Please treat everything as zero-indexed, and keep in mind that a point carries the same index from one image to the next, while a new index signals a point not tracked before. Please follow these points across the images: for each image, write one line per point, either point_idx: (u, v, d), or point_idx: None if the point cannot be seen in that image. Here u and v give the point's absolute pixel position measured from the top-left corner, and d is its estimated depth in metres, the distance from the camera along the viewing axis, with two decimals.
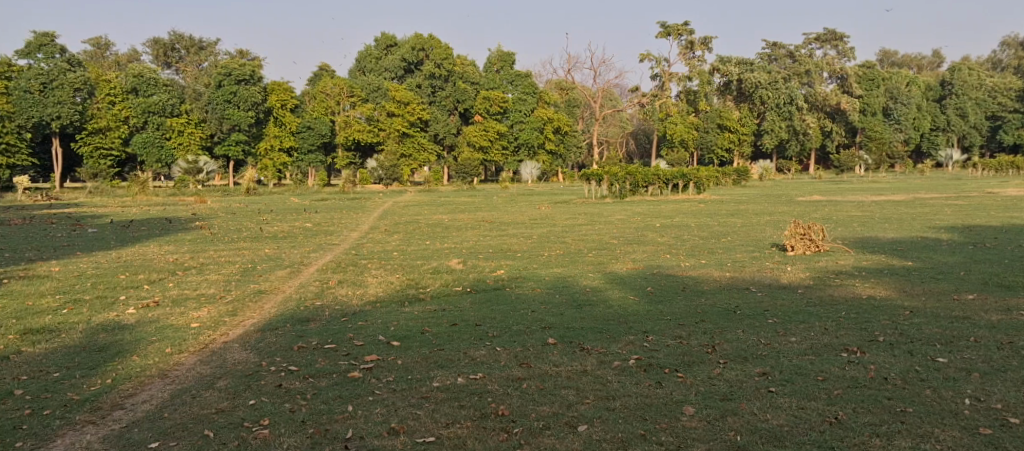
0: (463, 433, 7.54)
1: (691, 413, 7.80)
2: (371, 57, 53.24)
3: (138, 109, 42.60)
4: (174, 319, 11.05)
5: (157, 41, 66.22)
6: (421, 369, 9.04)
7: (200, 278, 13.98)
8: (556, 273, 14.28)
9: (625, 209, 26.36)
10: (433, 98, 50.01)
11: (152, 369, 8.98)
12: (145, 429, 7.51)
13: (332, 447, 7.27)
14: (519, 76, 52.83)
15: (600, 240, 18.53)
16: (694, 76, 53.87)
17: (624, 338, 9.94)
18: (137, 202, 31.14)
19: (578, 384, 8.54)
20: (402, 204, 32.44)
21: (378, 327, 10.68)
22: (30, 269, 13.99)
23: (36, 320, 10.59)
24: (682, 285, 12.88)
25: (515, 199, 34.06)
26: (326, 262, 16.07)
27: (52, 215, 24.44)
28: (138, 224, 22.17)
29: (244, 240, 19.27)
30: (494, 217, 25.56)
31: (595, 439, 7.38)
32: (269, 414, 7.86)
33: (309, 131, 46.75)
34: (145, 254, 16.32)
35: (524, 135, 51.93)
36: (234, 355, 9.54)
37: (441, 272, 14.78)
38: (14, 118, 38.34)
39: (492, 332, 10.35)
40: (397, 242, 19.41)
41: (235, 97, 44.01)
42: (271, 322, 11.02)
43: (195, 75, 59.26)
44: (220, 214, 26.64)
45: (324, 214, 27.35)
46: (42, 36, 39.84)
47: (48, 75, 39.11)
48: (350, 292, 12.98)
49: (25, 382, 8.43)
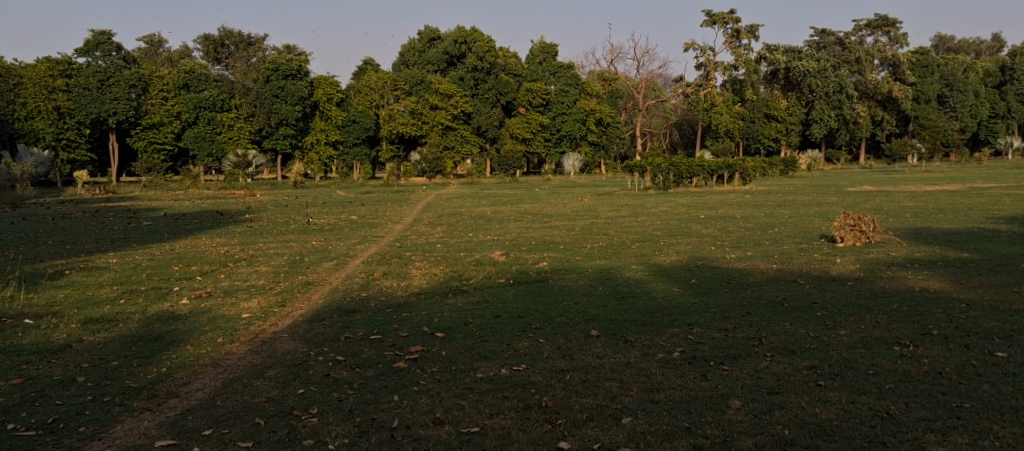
0: (507, 424, 7.62)
1: (737, 406, 7.77)
2: (414, 50, 53.82)
3: (190, 105, 43.54)
4: (226, 309, 11.34)
5: (207, 37, 67.48)
6: (466, 359, 9.15)
7: (250, 270, 14.30)
8: (600, 265, 14.28)
9: (669, 200, 26.17)
10: (476, 91, 50.06)
11: (205, 358, 9.23)
12: (198, 416, 7.72)
13: (379, 435, 7.39)
14: (561, 68, 52.49)
15: (644, 231, 18.44)
16: (740, 65, 53.17)
17: (668, 331, 9.91)
18: (189, 196, 31.90)
19: (622, 376, 8.55)
20: (445, 197, 32.62)
21: (422, 319, 10.82)
22: (89, 260, 14.44)
23: (96, 310, 10.95)
24: (727, 277, 12.78)
25: (558, 191, 34.06)
26: (371, 254, 16.30)
27: (107, 208, 25.12)
28: (190, 217, 22.67)
29: (292, 233, 19.61)
30: (537, 209, 25.61)
31: (639, 431, 7.39)
32: (318, 402, 8.03)
33: (355, 124, 46.97)
34: (197, 246, 16.72)
35: (567, 126, 51.79)
36: (284, 345, 9.76)
37: (484, 264, 14.87)
38: (75, 114, 40.16)
39: (536, 324, 10.41)
40: (441, 235, 19.57)
41: (281, 92, 44.66)
42: (319, 313, 11.23)
43: (243, 70, 60.31)
44: (269, 206, 27.15)
45: (369, 206, 27.67)
46: (99, 34, 40.86)
47: (105, 72, 40.27)
48: (395, 284, 13.14)
49: (86, 369, 8.72)
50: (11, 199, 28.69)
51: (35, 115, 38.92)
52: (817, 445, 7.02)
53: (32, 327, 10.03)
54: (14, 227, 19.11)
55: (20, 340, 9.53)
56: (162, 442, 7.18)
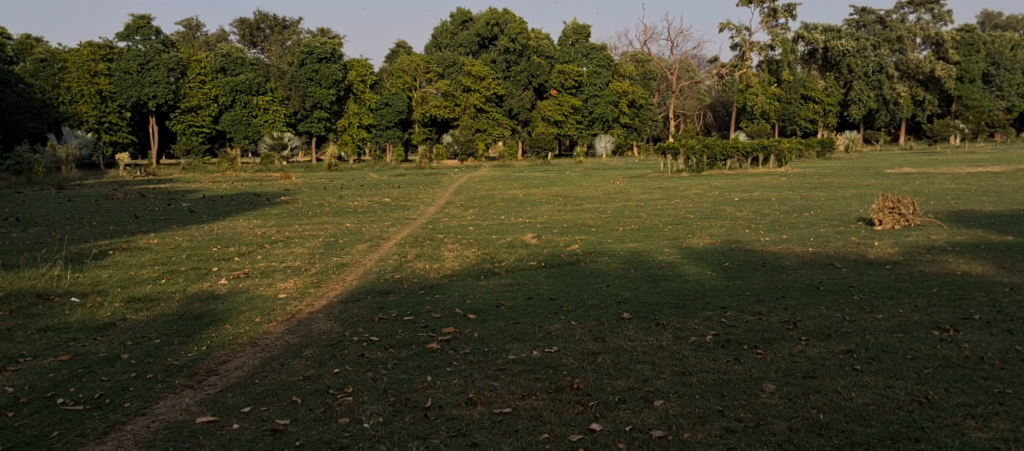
0: (539, 405, 7.69)
1: (771, 390, 7.77)
2: (446, 33, 53.63)
3: (227, 88, 43.98)
4: (263, 289, 11.58)
5: (243, 20, 68.08)
6: (497, 342, 9.23)
7: (286, 251, 14.51)
8: (631, 248, 14.28)
9: (702, 183, 26.02)
10: (507, 73, 50.27)
11: (243, 338, 9.41)
12: (237, 394, 7.90)
13: (412, 415, 7.51)
14: (595, 49, 51.71)
15: (676, 214, 18.32)
16: (777, 45, 52.32)
17: (700, 314, 9.91)
18: (227, 178, 32.34)
19: (654, 359, 8.58)
20: (478, 180, 32.70)
21: (455, 300, 10.93)
22: (131, 241, 14.74)
23: (138, 289, 11.23)
24: (762, 260, 12.70)
25: (590, 174, 34.05)
26: (404, 237, 16.43)
27: (148, 190, 25.53)
28: (227, 199, 22.97)
29: (327, 215, 19.80)
30: (568, 192, 25.58)
31: (671, 414, 7.42)
32: (352, 382, 8.16)
33: (387, 107, 47.09)
34: (235, 228, 16.99)
35: (599, 109, 51.27)
36: (319, 326, 9.91)
37: (516, 246, 14.94)
38: (116, 98, 40.60)
39: (567, 306, 10.46)
40: (472, 217, 19.66)
41: (316, 75, 45.01)
42: (353, 294, 11.40)
43: (278, 54, 60.80)
44: (304, 189, 27.48)
45: (401, 189, 27.79)
46: (139, 18, 41.48)
47: (145, 57, 40.95)
48: (427, 266, 13.26)
49: (129, 347, 8.95)
50: (56, 181, 29.33)
51: (79, 99, 39.85)
52: (852, 429, 7.01)
53: (78, 306, 10.29)
54: (59, 208, 19.54)
55: (67, 318, 9.79)
56: (203, 419, 7.35)
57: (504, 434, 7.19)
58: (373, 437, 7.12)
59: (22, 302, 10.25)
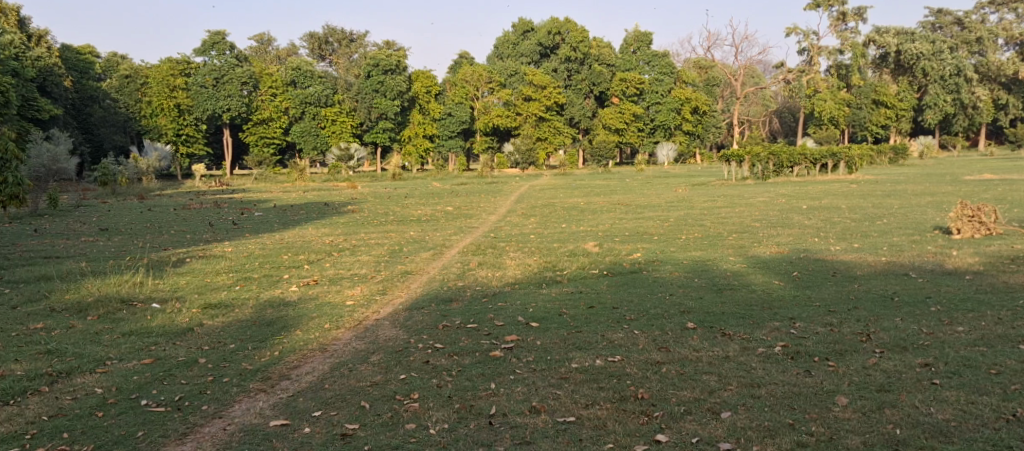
0: (603, 415, 7.70)
1: (844, 403, 7.64)
2: (508, 43, 54.15)
3: (297, 101, 45.19)
4: (331, 296, 11.83)
5: (312, 34, 69.70)
6: (560, 350, 9.26)
7: (353, 259, 14.81)
8: (695, 257, 14.16)
9: (769, 190, 25.66)
10: (569, 82, 50.41)
11: (314, 343, 9.66)
12: (309, 398, 8.11)
13: (477, 422, 7.60)
14: (656, 56, 51.31)
15: (741, 222, 18.08)
16: (847, 50, 51.14)
17: (768, 325, 9.77)
18: (297, 188, 33.26)
19: (720, 370, 8.50)
20: (538, 188, 32.82)
21: (517, 308, 11.00)
22: (206, 249, 15.24)
23: (214, 295, 11.63)
24: (832, 269, 12.45)
25: (652, 182, 33.89)
26: (467, 245, 16.59)
27: (222, 199, 26.35)
28: (297, 208, 23.57)
29: (391, 224, 20.13)
30: (630, 200, 25.49)
31: (739, 427, 7.38)
32: (418, 388, 8.30)
33: (450, 117, 47.72)
34: (304, 236, 17.42)
35: (660, 116, 50.90)
36: (385, 332, 10.09)
37: (578, 255, 14.94)
38: (193, 111, 42.06)
39: (630, 315, 10.43)
40: (534, 225, 19.76)
41: (381, 87, 45.56)
42: (418, 301, 11.56)
43: (346, 66, 62.19)
44: (369, 198, 28.05)
45: (463, 198, 28.10)
46: (215, 34, 42.87)
47: (220, 71, 42.30)
48: (490, 274, 13.37)
49: (206, 351, 9.27)
50: (137, 191, 30.58)
51: (158, 112, 41.36)
52: (931, 445, 6.87)
53: (159, 311, 10.71)
54: (140, 217, 20.35)
55: (149, 323, 10.20)
56: (276, 422, 7.57)
57: (568, 443, 7.24)
58: (439, 443, 7.25)
59: (108, 307, 10.70)
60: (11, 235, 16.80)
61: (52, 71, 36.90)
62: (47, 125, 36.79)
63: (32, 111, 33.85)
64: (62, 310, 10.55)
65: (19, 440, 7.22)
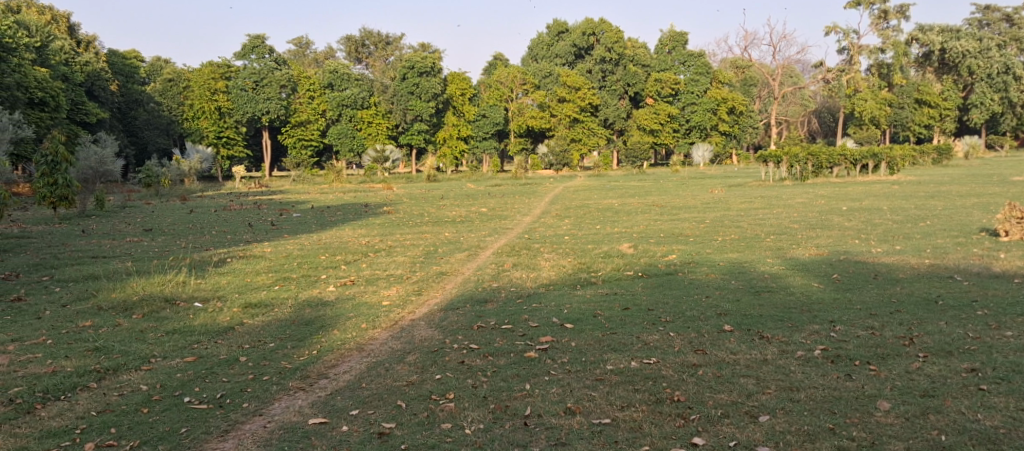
0: (639, 417, 7.68)
1: (886, 408, 7.55)
2: (542, 44, 54.16)
3: (334, 103, 45.75)
4: (368, 296, 11.94)
5: (349, 38, 70.34)
6: (595, 351, 9.24)
7: (389, 259, 14.92)
8: (731, 259, 14.04)
9: (808, 192, 25.33)
10: (603, 83, 50.18)
11: (351, 343, 9.75)
12: (346, 397, 8.19)
13: (513, 423, 7.63)
14: (692, 56, 50.83)
15: (779, 224, 17.89)
16: (888, 48, 50.26)
17: (807, 328, 9.66)
18: (333, 189, 33.57)
19: (758, 373, 8.42)
20: (573, 190, 32.78)
21: (552, 309, 11.00)
22: (247, 250, 15.47)
23: (254, 294, 11.81)
24: (873, 272, 12.27)
25: (688, 183, 33.64)
26: (501, 246, 16.62)
27: (262, 201, 26.76)
28: (334, 209, 23.82)
29: (426, 225, 20.26)
30: (665, 201, 25.33)
31: (778, 431, 7.34)
32: (453, 388, 8.34)
33: (484, 119, 47.89)
34: (341, 237, 17.58)
35: (696, 117, 50.42)
36: (421, 333, 10.16)
37: (612, 256, 14.91)
38: (234, 113, 42.98)
39: (665, 317, 10.38)
40: (568, 226, 19.73)
41: (417, 88, 45.52)
42: (452, 302, 11.62)
43: (382, 69, 62.71)
44: (405, 199, 28.20)
45: (497, 199, 28.16)
46: (255, 38, 43.52)
47: (260, 74, 43.02)
48: (525, 275, 13.39)
49: (247, 350, 9.41)
50: (180, 192, 31.12)
51: (199, 115, 42.23)
52: None
53: (201, 310, 10.90)
54: (184, 218, 20.72)
55: (191, 321, 10.38)
56: (315, 420, 7.66)
57: (604, 445, 7.24)
58: (475, 443, 7.30)
59: (152, 306, 10.91)
60: (59, 235, 17.22)
61: (101, 76, 37.75)
62: (95, 128, 37.64)
63: (81, 115, 34.70)
64: (109, 309, 10.78)
65: (69, 435, 7.38)
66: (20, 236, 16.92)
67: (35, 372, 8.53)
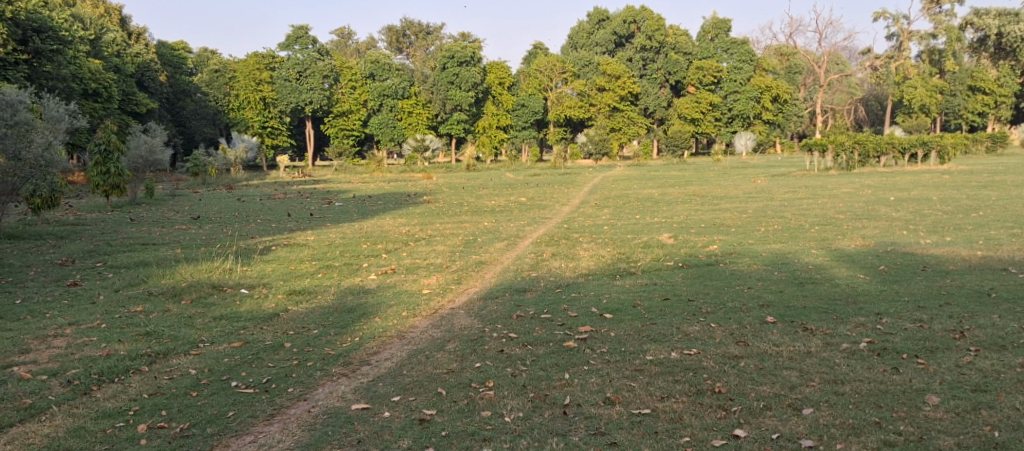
0: (679, 408, 7.64)
1: (935, 403, 7.41)
2: (583, 32, 53.93)
3: (376, 93, 45.82)
4: (408, 285, 12.04)
5: (390, 28, 70.65)
6: (635, 341, 9.20)
7: (429, 248, 15.01)
8: (775, 249, 13.86)
9: (854, 181, 24.84)
10: (644, 71, 49.97)
11: (392, 330, 9.83)
12: (388, 383, 8.27)
13: (551, 411, 7.64)
14: (735, 43, 50.05)
15: (824, 214, 17.59)
16: (941, 34, 48.99)
17: (853, 320, 9.50)
18: (375, 179, 33.90)
19: (802, 366, 8.31)
20: (612, 179, 32.59)
21: (591, 299, 10.98)
22: (291, 238, 15.70)
23: (298, 282, 11.96)
24: (922, 264, 12.01)
25: (730, 172, 33.24)
26: (540, 235, 16.62)
27: (305, 190, 27.09)
28: (376, 198, 24.01)
29: (466, 214, 20.30)
30: (706, 191, 25.09)
31: (822, 424, 7.26)
32: (493, 376, 8.37)
33: (524, 108, 48.10)
34: (382, 226, 17.72)
35: (738, 106, 49.64)
36: (461, 321, 10.22)
37: (652, 246, 14.81)
38: (277, 104, 43.39)
39: (706, 308, 10.29)
40: (607, 216, 19.62)
41: (457, 79, 45.42)
42: (492, 291, 11.67)
43: (422, 59, 62.89)
44: (445, 188, 28.32)
45: (536, 188, 28.14)
46: (299, 29, 43.96)
47: (303, 65, 43.53)
48: (563, 265, 13.37)
49: (291, 336, 9.54)
50: (226, 181, 31.60)
51: (245, 105, 42.93)
52: None
53: (247, 296, 11.10)
54: (230, 207, 21.06)
55: (237, 307, 10.56)
56: (358, 406, 7.74)
57: (644, 436, 7.22)
58: (514, 431, 7.33)
59: (200, 291, 11.13)
60: (112, 223, 17.61)
61: (150, 67, 38.51)
62: (145, 118, 38.47)
63: (131, 105, 35.36)
64: (159, 294, 11.03)
65: (123, 416, 7.56)
66: (75, 222, 17.36)
67: (91, 355, 8.77)
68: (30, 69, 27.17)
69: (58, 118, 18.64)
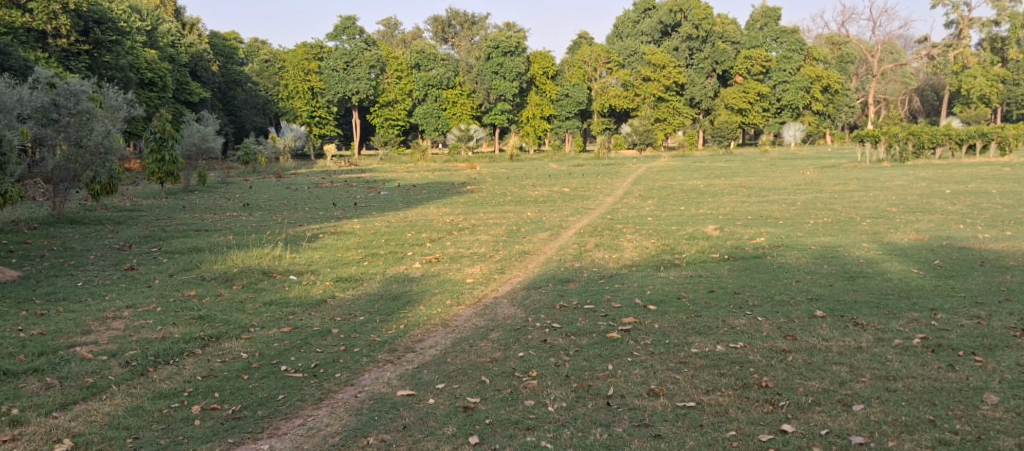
0: (725, 402, 7.54)
1: (994, 402, 7.22)
2: (628, 21, 53.32)
3: (421, 83, 46.02)
4: (452, 274, 12.06)
5: (436, 18, 70.78)
6: (679, 334, 9.10)
7: (472, 238, 15.04)
8: (824, 242, 13.59)
9: (907, 173, 24.25)
10: (691, 61, 49.47)
11: (436, 318, 9.86)
12: (432, 370, 8.30)
13: (595, 402, 7.60)
14: (785, 32, 49.21)
15: (876, 207, 17.18)
16: (1004, 21, 47.51)
17: (905, 316, 9.28)
18: (419, 168, 34.01)
19: (852, 361, 8.13)
20: (657, 170, 32.33)
21: (634, 290, 10.90)
22: (337, 225, 15.87)
23: (344, 269, 12.07)
24: (978, 258, 11.69)
25: (779, 164, 32.68)
26: (583, 226, 16.50)
27: (352, 179, 27.38)
28: (420, 188, 24.18)
29: (509, 204, 20.29)
30: (753, 182, 24.79)
31: (873, 421, 7.10)
32: (536, 366, 8.35)
33: (568, 98, 47.80)
34: (426, 215, 17.81)
35: (788, 95, 48.99)
36: (504, 310, 10.21)
37: (697, 238, 14.62)
38: (325, 93, 43.98)
39: (753, 301, 10.12)
40: (651, 208, 19.44)
41: (501, 68, 45.51)
42: (535, 281, 11.65)
43: (468, 49, 63.01)
44: (489, 178, 28.38)
45: (579, 179, 28.03)
46: (347, 19, 44.31)
47: (350, 56, 43.83)
48: (607, 256, 13.28)
49: (338, 322, 9.63)
50: (276, 170, 32.04)
51: (294, 95, 43.59)
52: None
53: (296, 282, 11.25)
54: (279, 195, 21.39)
55: (286, 293, 10.72)
56: (403, 392, 7.79)
57: (689, 429, 7.14)
58: (558, 421, 7.30)
59: (251, 277, 11.30)
60: (166, 209, 17.96)
61: (203, 58, 39.22)
62: (197, 107, 39.24)
63: (184, 94, 36.04)
64: (211, 279, 11.22)
65: (178, 397, 7.71)
66: (132, 209, 17.76)
67: (148, 337, 8.96)
68: (91, 59, 27.93)
69: (117, 108, 18.85)
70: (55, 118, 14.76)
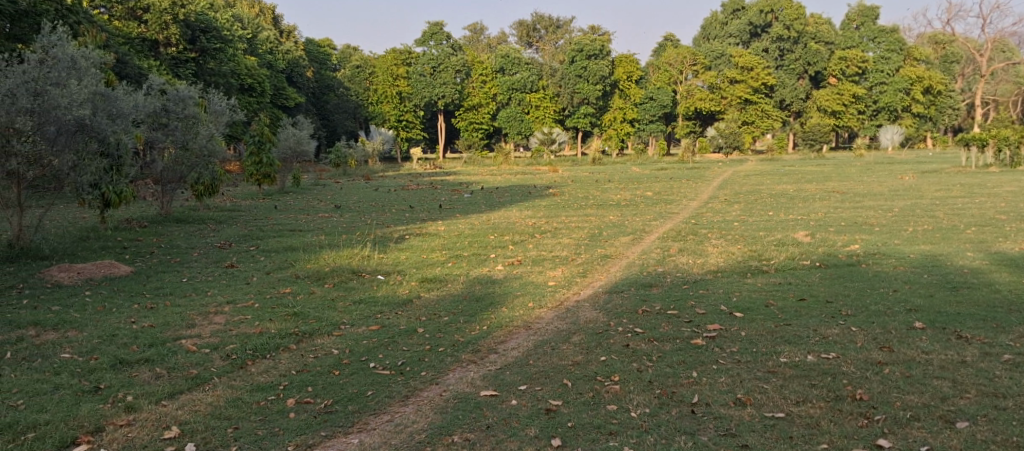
0: (817, 413, 7.25)
1: None
2: (716, 23, 52.65)
3: (505, 87, 46.49)
4: (534, 276, 12.02)
5: (522, 22, 71.16)
6: (767, 342, 8.81)
7: (555, 241, 14.95)
8: (923, 251, 12.98)
9: (1018, 179, 22.93)
10: (781, 62, 47.76)
11: (518, 320, 9.83)
12: (515, 372, 8.26)
13: (680, 409, 7.42)
14: (883, 32, 47.72)
15: (982, 215, 16.31)
16: None
17: (1015, 330, 8.76)
18: (504, 171, 34.21)
19: (955, 376, 7.71)
20: (743, 174, 31.58)
21: (720, 296, 10.64)
22: (422, 227, 16.01)
23: (428, 270, 12.17)
24: None
25: (874, 168, 31.51)
26: (667, 231, 16.23)
27: (436, 181, 27.71)
28: (503, 190, 24.32)
29: (591, 207, 20.16)
30: (846, 187, 23.91)
31: (979, 439, 6.73)
32: (618, 371, 8.22)
33: (651, 101, 46.86)
34: (508, 218, 17.80)
35: (885, 97, 47.21)
36: (586, 314, 10.11)
37: (786, 244, 14.18)
38: (412, 98, 44.62)
39: (847, 310, 9.74)
40: (738, 213, 19.00)
41: (585, 72, 45.51)
42: (617, 285, 11.49)
43: (553, 53, 63.15)
44: (572, 182, 28.23)
45: (663, 183, 27.66)
46: (435, 25, 44.95)
47: (438, 60, 44.61)
48: (690, 261, 13.02)
49: (424, 322, 9.71)
50: (365, 172, 32.65)
51: (382, 99, 44.37)
52: None
53: (383, 282, 11.42)
54: (367, 196, 21.70)
55: (374, 292, 10.88)
56: (486, 393, 7.79)
57: (779, 440, 6.90)
58: (641, 426, 7.16)
59: (341, 276, 11.52)
60: (262, 210, 18.50)
61: (299, 64, 40.40)
62: (293, 112, 40.38)
63: (281, 99, 37.05)
64: (304, 277, 11.48)
65: (273, 390, 7.90)
66: (232, 209, 18.35)
67: (246, 332, 9.24)
68: (197, 67, 29.14)
69: (221, 112, 19.47)
70: (164, 122, 15.27)
